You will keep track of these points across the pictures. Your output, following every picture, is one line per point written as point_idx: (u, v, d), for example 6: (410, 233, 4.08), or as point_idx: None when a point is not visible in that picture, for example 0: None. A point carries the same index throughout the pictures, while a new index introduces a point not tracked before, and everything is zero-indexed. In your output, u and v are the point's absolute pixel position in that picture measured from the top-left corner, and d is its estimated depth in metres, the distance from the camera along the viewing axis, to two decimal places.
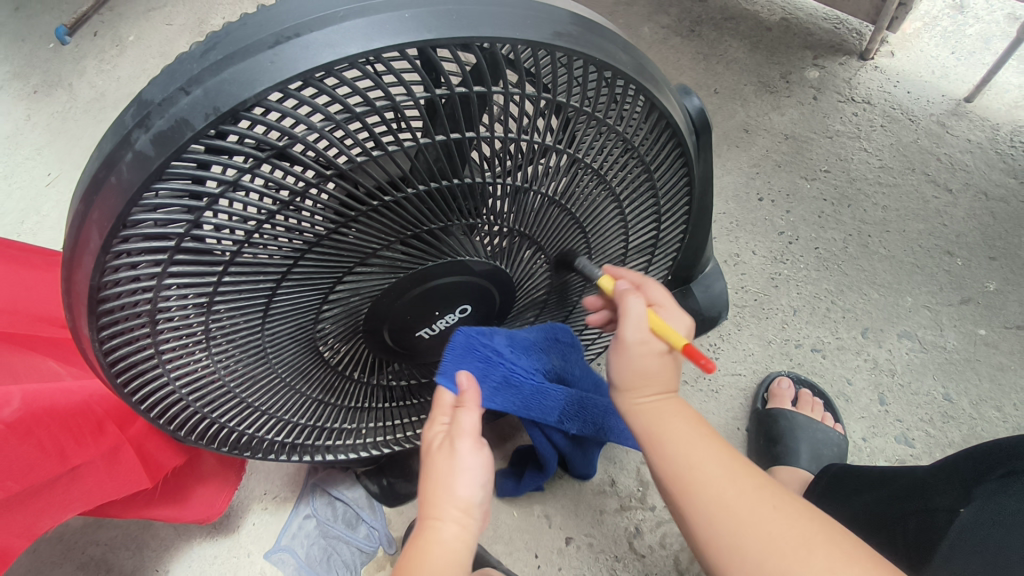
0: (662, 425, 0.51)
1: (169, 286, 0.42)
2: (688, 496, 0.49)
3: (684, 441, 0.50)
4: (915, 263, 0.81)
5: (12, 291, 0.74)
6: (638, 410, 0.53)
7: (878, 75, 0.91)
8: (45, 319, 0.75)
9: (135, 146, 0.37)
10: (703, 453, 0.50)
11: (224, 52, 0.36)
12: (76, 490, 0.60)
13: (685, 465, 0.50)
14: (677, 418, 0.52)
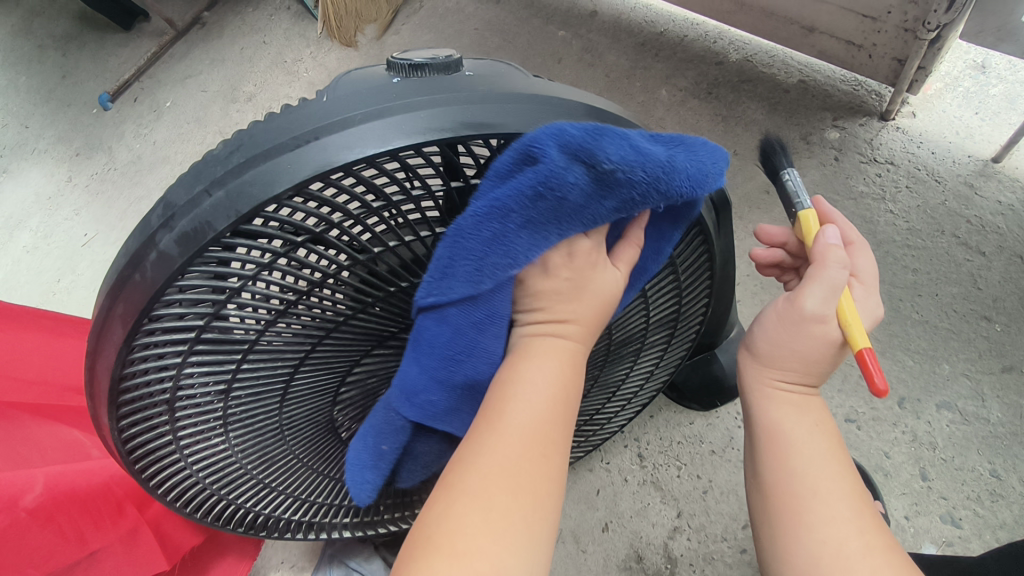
0: (823, 436, 0.48)
1: (190, 373, 0.42)
2: (820, 505, 0.45)
3: (827, 447, 0.48)
4: (951, 328, 0.78)
5: (43, 362, 0.76)
6: (785, 409, 0.49)
7: (900, 136, 0.90)
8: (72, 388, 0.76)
9: (159, 247, 0.37)
10: (843, 477, 0.46)
11: (248, 155, 0.37)
12: None
13: (818, 474, 0.46)
14: (831, 433, 0.49)
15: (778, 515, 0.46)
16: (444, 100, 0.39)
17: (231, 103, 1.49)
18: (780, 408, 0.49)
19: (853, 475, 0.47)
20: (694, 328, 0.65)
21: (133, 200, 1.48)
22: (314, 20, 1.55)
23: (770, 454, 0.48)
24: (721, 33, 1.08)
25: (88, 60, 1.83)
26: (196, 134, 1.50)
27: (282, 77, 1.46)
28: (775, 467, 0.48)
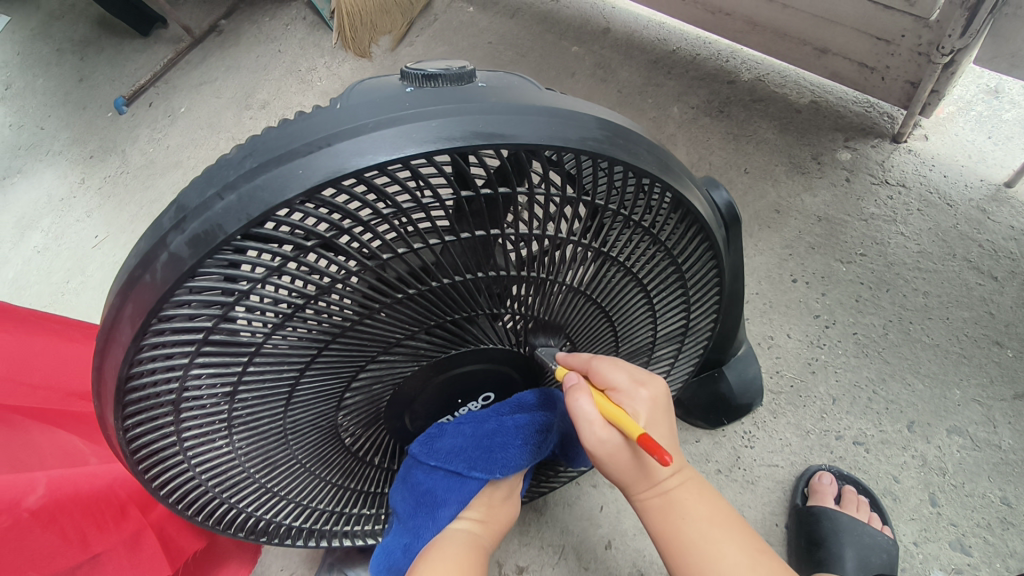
0: (696, 514, 0.56)
1: (196, 374, 0.42)
2: (713, 566, 0.55)
3: (706, 517, 0.56)
4: (962, 353, 0.78)
5: (50, 369, 0.77)
6: (661, 508, 0.56)
7: (912, 158, 0.90)
8: (77, 394, 0.78)
9: (171, 247, 0.37)
10: (719, 530, 0.56)
11: (261, 160, 0.37)
12: None
13: (705, 542, 0.56)
14: (703, 501, 0.57)
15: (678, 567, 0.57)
16: (455, 109, 0.39)
17: (245, 110, 1.50)
18: (653, 513, 0.57)
19: (725, 508, 0.58)
20: (703, 345, 0.64)
21: (144, 203, 1.49)
22: (329, 31, 1.56)
23: (664, 543, 0.57)
24: (733, 52, 1.08)
25: (105, 64, 1.85)
26: (209, 139, 1.51)
27: (296, 86, 1.47)
28: (676, 552, 0.56)
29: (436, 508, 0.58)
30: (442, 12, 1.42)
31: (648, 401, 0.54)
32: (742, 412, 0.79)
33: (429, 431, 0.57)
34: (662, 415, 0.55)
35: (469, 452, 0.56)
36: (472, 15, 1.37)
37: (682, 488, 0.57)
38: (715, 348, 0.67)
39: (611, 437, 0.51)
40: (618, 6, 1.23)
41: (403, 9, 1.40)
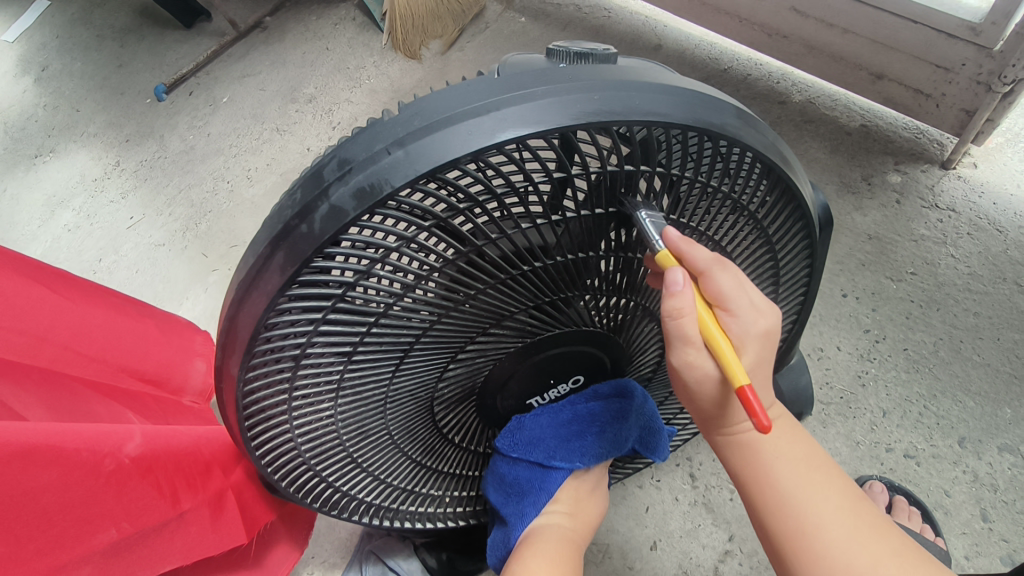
0: (787, 451, 0.50)
1: (324, 331, 0.43)
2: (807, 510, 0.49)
3: (802, 457, 0.50)
4: (1013, 373, 0.79)
5: (106, 339, 0.75)
6: (749, 450, 0.50)
7: (962, 185, 0.93)
8: (125, 369, 0.76)
9: (332, 199, 0.38)
10: (817, 474, 0.50)
11: (429, 119, 0.38)
12: (178, 542, 0.58)
13: (802, 483, 0.49)
14: (798, 442, 0.51)
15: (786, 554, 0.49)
16: (612, 85, 0.40)
17: (291, 103, 1.53)
18: (738, 449, 0.51)
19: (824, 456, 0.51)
20: (776, 344, 0.66)
21: (182, 187, 1.49)
22: (378, 32, 1.60)
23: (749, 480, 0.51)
24: (784, 75, 1.12)
25: (146, 52, 1.87)
26: (252, 129, 1.52)
27: (344, 82, 1.49)
28: (767, 489, 0.50)
29: (525, 498, 0.61)
30: (493, 20, 1.45)
31: (759, 333, 0.46)
32: (793, 421, 0.80)
33: (511, 424, 0.59)
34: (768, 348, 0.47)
35: (554, 439, 0.59)
36: (524, 25, 1.41)
37: (775, 431, 0.51)
38: (783, 350, 0.69)
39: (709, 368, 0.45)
40: (669, 25, 1.26)
41: (455, 15, 1.44)
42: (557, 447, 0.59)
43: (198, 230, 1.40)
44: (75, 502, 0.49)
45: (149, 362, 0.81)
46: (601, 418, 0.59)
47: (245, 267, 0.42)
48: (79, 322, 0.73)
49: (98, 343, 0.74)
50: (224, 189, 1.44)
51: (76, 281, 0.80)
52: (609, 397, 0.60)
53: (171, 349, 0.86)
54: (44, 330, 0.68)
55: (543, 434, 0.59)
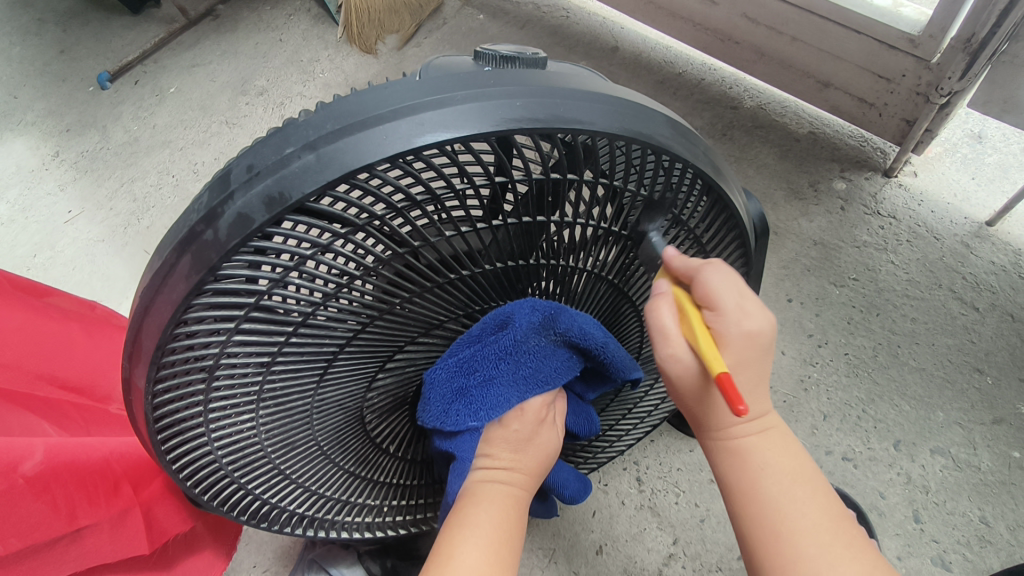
0: (778, 470, 0.48)
1: (237, 342, 0.41)
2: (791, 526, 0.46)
3: (786, 467, 0.48)
4: (946, 377, 0.82)
5: (24, 345, 0.67)
6: (738, 458, 0.49)
7: (902, 193, 0.95)
8: (44, 377, 0.67)
9: (239, 206, 0.36)
10: (805, 493, 0.48)
11: (342, 121, 0.37)
12: (72, 555, 0.54)
13: (788, 503, 0.47)
14: (791, 460, 0.49)
15: (751, 542, 0.48)
16: (536, 91, 0.39)
17: (241, 95, 1.47)
18: (736, 470, 0.49)
19: (807, 463, 0.49)
20: None
21: (124, 180, 1.43)
22: (334, 25, 1.55)
23: (738, 502, 0.49)
24: (737, 80, 1.13)
25: (89, 37, 1.78)
26: (200, 122, 1.46)
27: (297, 76, 1.44)
28: (755, 508, 0.48)
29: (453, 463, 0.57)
30: (451, 16, 1.42)
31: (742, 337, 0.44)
32: None
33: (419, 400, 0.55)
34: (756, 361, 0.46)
35: (458, 392, 0.52)
36: (482, 23, 1.39)
37: (758, 443, 0.49)
38: None
39: (679, 358, 0.46)
40: (627, 27, 1.26)
41: (412, 10, 1.41)
42: (465, 399, 0.52)
43: (140, 226, 1.33)
44: None
45: (73, 366, 0.71)
46: (495, 356, 0.50)
47: (154, 273, 0.40)
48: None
49: (10, 350, 0.65)
50: (169, 183, 1.38)
51: None
52: (502, 328, 0.49)
53: (99, 357, 0.76)
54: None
55: (445, 389, 0.52)
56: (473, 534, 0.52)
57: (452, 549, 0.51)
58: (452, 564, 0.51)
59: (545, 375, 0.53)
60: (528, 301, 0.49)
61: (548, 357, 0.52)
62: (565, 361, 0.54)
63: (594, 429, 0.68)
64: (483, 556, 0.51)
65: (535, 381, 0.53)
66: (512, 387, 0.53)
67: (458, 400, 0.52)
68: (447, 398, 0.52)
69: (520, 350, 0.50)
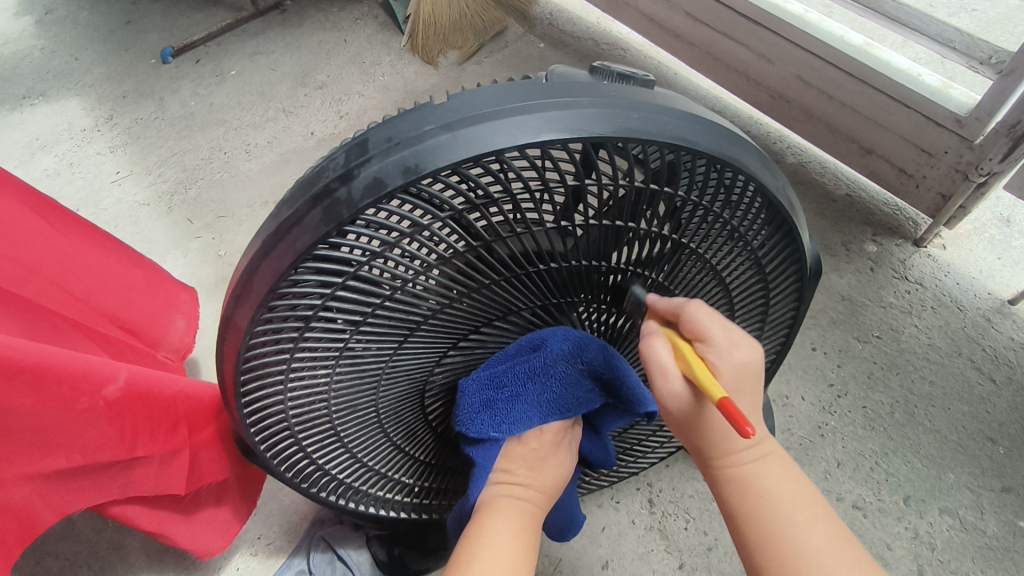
0: (776, 491, 0.49)
1: (339, 298, 0.43)
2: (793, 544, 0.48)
3: (784, 487, 0.50)
4: (959, 442, 0.84)
5: (91, 280, 0.65)
6: (738, 482, 0.50)
7: (931, 262, 0.99)
8: (107, 314, 0.66)
9: (375, 171, 0.39)
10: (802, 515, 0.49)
11: (479, 109, 0.40)
12: (120, 481, 0.55)
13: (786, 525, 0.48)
14: (787, 481, 0.50)
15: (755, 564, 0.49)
16: (653, 107, 0.42)
17: (300, 87, 1.52)
18: (738, 494, 0.50)
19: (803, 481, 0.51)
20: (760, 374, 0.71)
21: (176, 150, 1.47)
22: (398, 34, 1.61)
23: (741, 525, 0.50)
24: (780, 137, 1.18)
25: (157, 12, 1.85)
26: (257, 106, 1.51)
27: (357, 75, 1.50)
28: (759, 528, 0.49)
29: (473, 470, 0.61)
30: (513, 41, 1.49)
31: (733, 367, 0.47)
32: None
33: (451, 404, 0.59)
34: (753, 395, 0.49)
35: (487, 406, 0.56)
36: (542, 51, 1.45)
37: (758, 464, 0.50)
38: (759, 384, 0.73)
39: (676, 388, 0.48)
40: (680, 74, 1.32)
41: (476, 30, 1.48)
42: (492, 412, 0.56)
43: (187, 194, 1.37)
44: (37, 430, 0.46)
45: (133, 310, 0.70)
46: (522, 377, 0.54)
47: (278, 220, 0.41)
48: (59, 260, 0.62)
49: (81, 282, 0.64)
50: (219, 159, 1.42)
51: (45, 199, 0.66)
52: (536, 350, 0.53)
53: (155, 301, 0.75)
54: (22, 267, 0.57)
55: (475, 403, 0.56)
56: (496, 537, 0.55)
57: (475, 550, 0.54)
58: (471, 569, 0.52)
59: (569, 401, 0.57)
60: (562, 329, 0.54)
61: (575, 386, 0.56)
62: (590, 392, 0.57)
63: (611, 461, 0.70)
64: (503, 558, 0.53)
65: (559, 406, 0.57)
66: (538, 407, 0.57)
67: (485, 414, 0.56)
68: (475, 411, 0.56)
69: (548, 374, 0.54)
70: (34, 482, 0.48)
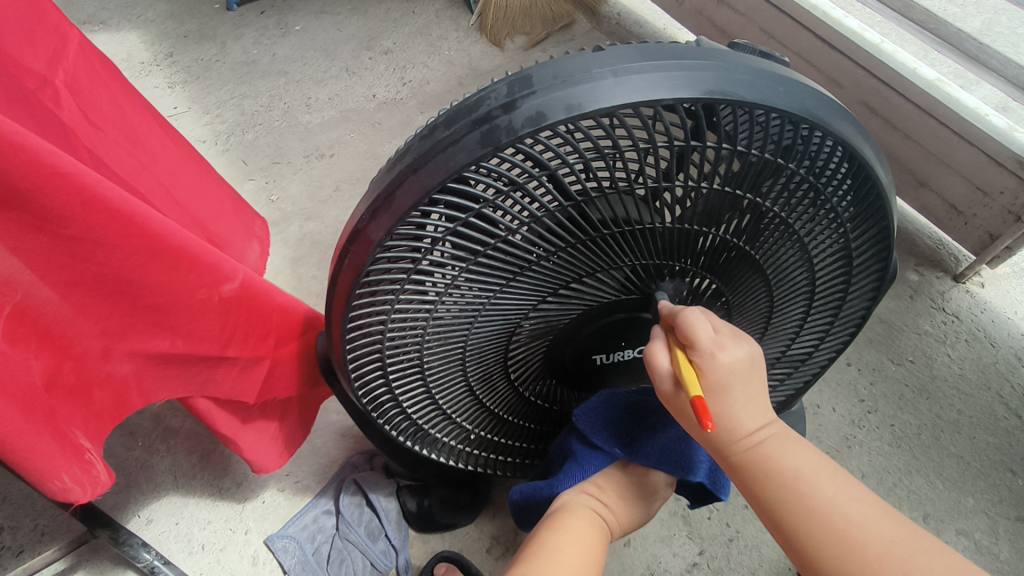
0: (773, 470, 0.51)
1: (471, 223, 0.45)
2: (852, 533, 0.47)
3: (824, 478, 0.49)
4: (980, 469, 0.87)
5: (192, 195, 0.81)
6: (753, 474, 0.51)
7: (968, 298, 1.03)
8: (201, 223, 0.80)
9: (539, 102, 0.41)
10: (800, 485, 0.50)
11: (643, 59, 0.42)
12: (206, 378, 0.57)
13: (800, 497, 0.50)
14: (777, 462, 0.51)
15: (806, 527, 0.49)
16: (794, 84, 0.45)
17: (364, 50, 1.54)
18: (784, 500, 0.49)
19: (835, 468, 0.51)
20: (815, 369, 0.73)
21: (235, 94, 1.48)
22: (465, 12, 1.63)
23: (797, 536, 0.49)
24: None
25: None
26: (321, 62, 1.53)
27: (423, 47, 1.52)
28: (821, 528, 0.47)
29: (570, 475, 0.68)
30: (580, 35, 1.52)
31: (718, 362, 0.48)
32: None
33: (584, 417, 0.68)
34: (756, 382, 0.50)
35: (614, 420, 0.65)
36: None
37: (794, 466, 0.50)
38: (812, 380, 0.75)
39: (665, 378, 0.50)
40: None
41: (545, 19, 1.51)
42: (614, 428, 0.65)
43: (243, 137, 1.39)
44: (153, 305, 0.49)
45: (216, 228, 0.85)
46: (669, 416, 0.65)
47: (434, 140, 0.43)
48: (171, 168, 0.77)
49: (185, 193, 0.79)
50: (279, 108, 1.44)
51: (170, 131, 0.82)
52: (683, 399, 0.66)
53: (235, 228, 0.92)
54: (146, 161, 0.72)
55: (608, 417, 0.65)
56: (577, 541, 0.62)
57: (559, 545, 0.61)
58: (557, 556, 0.60)
59: (675, 457, 0.64)
60: None
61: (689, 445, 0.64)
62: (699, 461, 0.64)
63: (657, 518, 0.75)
64: (582, 562, 0.60)
65: (667, 456, 0.65)
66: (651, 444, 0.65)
67: (609, 426, 0.65)
68: (605, 422, 0.65)
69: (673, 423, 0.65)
70: (136, 359, 0.52)
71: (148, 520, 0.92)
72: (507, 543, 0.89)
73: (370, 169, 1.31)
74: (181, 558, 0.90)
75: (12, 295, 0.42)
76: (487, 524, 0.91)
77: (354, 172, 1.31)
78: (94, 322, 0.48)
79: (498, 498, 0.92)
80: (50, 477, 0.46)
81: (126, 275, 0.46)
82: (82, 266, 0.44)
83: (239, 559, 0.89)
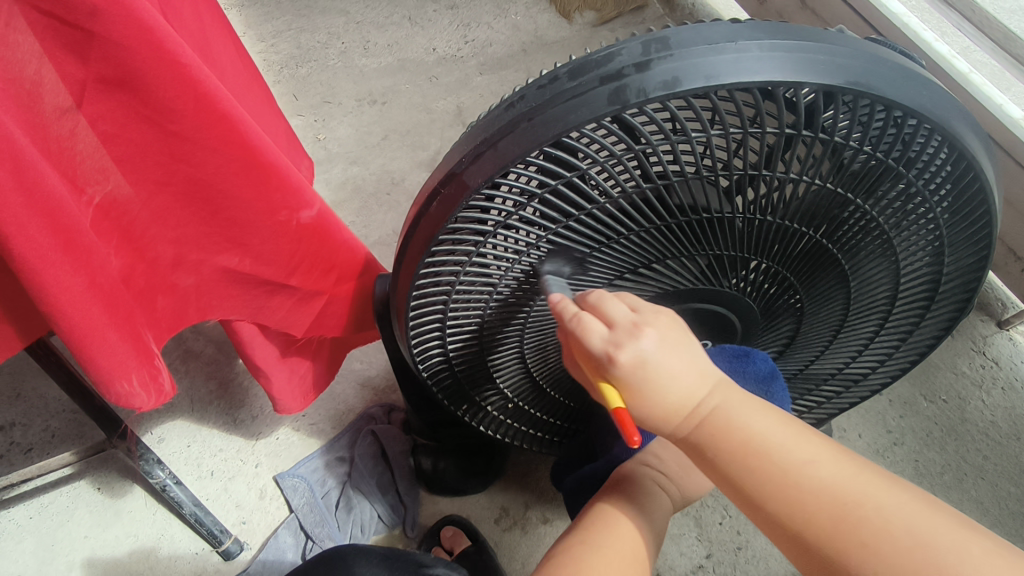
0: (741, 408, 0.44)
1: (573, 185, 0.43)
2: (786, 465, 0.42)
3: (797, 444, 0.43)
4: (998, 517, 0.88)
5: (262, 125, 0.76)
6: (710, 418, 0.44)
7: (1011, 346, 0.99)
8: None
9: (678, 66, 0.38)
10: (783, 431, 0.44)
11: (790, 38, 0.39)
12: (265, 304, 0.56)
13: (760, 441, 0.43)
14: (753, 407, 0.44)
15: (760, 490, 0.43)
16: (938, 88, 0.42)
17: (430, 1, 1.49)
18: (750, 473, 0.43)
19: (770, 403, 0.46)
20: (867, 392, 0.73)
21: (294, 26, 1.44)
22: None
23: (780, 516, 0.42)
24: None
25: None
26: (383, 6, 1.48)
27: (489, 7, 1.48)
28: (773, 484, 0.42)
29: None
30: (651, 19, 1.48)
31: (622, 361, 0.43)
32: None
33: None
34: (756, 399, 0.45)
35: None
36: None
37: (722, 408, 0.44)
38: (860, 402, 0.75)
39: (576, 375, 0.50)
40: None
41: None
42: None
43: (298, 72, 1.36)
44: (228, 218, 0.48)
45: None
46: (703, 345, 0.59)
47: (554, 91, 0.41)
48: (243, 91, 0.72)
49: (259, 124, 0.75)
50: (336, 47, 1.40)
51: (240, 50, 0.77)
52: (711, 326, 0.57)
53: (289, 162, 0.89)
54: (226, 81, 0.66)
55: None
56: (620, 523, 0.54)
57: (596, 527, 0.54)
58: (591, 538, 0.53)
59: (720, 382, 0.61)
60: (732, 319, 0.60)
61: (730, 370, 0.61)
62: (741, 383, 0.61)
63: None
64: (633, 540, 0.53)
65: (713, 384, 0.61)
66: None
67: None
68: None
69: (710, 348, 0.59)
70: (202, 273, 0.51)
71: (160, 438, 0.92)
72: (518, 517, 0.90)
73: (421, 123, 1.28)
74: (190, 481, 0.89)
75: (102, 185, 0.41)
76: (499, 494, 0.91)
77: (404, 123, 1.28)
78: (171, 228, 0.47)
79: (513, 472, 0.92)
80: (119, 380, 0.46)
81: (212, 184, 0.45)
82: (175, 165, 0.43)
83: (247, 491, 0.89)
